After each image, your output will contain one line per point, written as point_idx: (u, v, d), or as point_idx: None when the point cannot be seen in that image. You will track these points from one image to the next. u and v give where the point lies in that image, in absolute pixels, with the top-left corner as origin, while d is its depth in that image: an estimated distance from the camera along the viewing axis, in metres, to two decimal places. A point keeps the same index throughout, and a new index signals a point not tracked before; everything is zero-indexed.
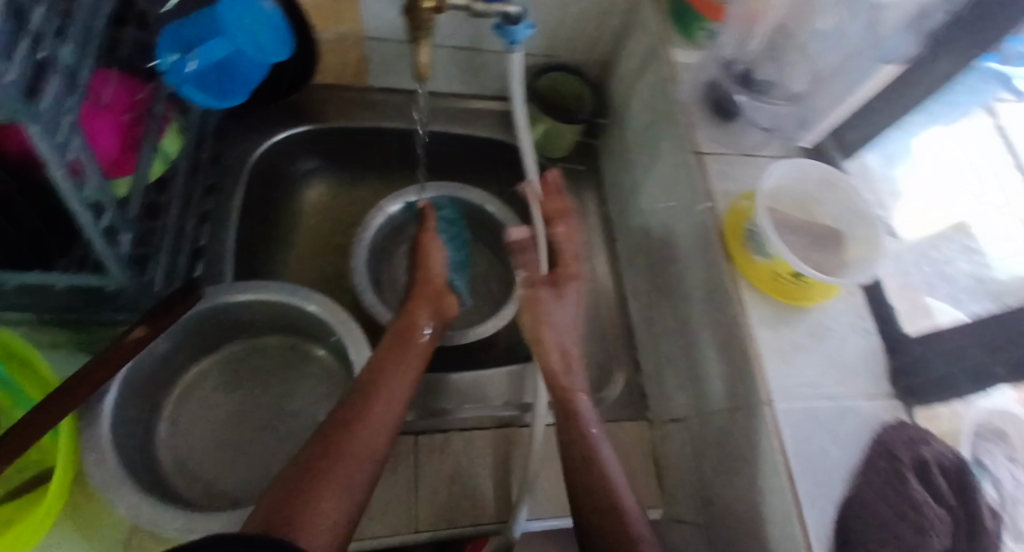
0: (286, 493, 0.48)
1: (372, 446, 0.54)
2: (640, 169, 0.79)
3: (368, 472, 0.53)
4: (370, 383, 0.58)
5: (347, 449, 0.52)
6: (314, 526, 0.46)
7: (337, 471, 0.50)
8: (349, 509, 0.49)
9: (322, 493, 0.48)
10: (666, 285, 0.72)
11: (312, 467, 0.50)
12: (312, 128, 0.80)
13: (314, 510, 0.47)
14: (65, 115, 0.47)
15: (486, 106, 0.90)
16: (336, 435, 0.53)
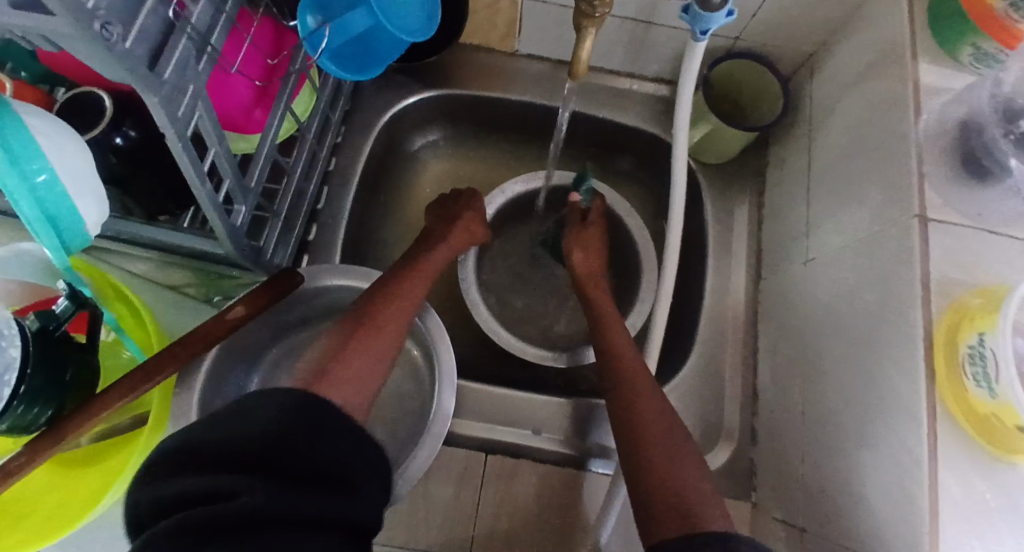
0: (318, 361, 0.49)
1: (396, 332, 0.54)
2: (815, 205, 0.64)
3: (391, 352, 0.53)
4: (400, 275, 0.59)
5: (377, 326, 0.53)
6: (340, 386, 0.47)
7: (364, 348, 0.51)
8: (374, 381, 0.50)
9: (350, 362, 0.49)
10: (815, 364, 0.59)
11: (343, 340, 0.51)
12: (446, 92, 0.75)
13: (342, 374, 0.48)
14: (189, 84, 0.43)
15: (641, 90, 0.78)
16: (364, 314, 0.54)
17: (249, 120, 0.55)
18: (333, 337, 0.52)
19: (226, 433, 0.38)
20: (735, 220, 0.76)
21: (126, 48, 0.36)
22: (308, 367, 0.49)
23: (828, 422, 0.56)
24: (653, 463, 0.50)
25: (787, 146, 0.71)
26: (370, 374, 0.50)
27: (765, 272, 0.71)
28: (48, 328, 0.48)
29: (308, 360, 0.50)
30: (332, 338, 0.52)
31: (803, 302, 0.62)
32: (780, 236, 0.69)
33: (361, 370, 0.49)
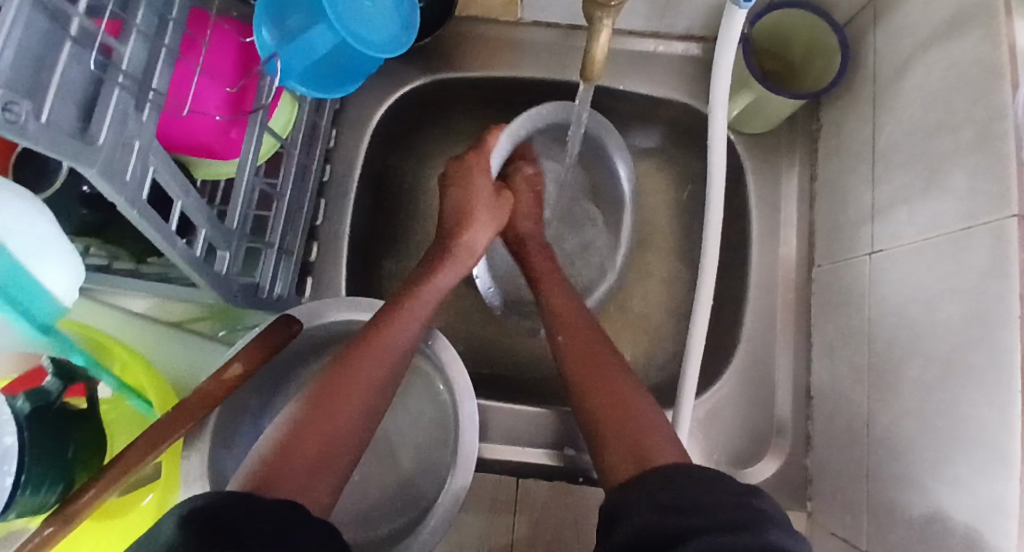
0: (273, 447, 0.41)
1: (365, 403, 0.46)
2: (879, 185, 0.55)
3: (362, 426, 0.46)
4: (375, 326, 0.50)
5: (345, 398, 0.45)
6: (290, 480, 0.39)
7: (329, 426, 0.43)
8: (336, 460, 0.43)
9: (309, 448, 0.41)
10: (881, 374, 0.52)
11: (306, 418, 0.43)
12: (445, 75, 0.67)
13: (297, 465, 0.40)
14: (133, 139, 0.37)
15: (668, 51, 0.68)
16: (331, 380, 0.45)
17: (225, 142, 0.48)
18: (294, 413, 0.44)
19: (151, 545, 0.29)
20: (782, 198, 0.67)
21: (43, 125, 0.30)
22: (260, 454, 0.41)
23: (897, 444, 0.50)
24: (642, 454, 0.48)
25: (845, 111, 0.61)
26: (333, 460, 0.42)
27: (818, 259, 0.63)
28: (41, 406, 0.45)
29: (262, 442, 0.42)
30: (293, 413, 0.44)
31: (866, 301, 0.55)
32: (837, 219, 0.61)
33: (312, 454, 0.41)
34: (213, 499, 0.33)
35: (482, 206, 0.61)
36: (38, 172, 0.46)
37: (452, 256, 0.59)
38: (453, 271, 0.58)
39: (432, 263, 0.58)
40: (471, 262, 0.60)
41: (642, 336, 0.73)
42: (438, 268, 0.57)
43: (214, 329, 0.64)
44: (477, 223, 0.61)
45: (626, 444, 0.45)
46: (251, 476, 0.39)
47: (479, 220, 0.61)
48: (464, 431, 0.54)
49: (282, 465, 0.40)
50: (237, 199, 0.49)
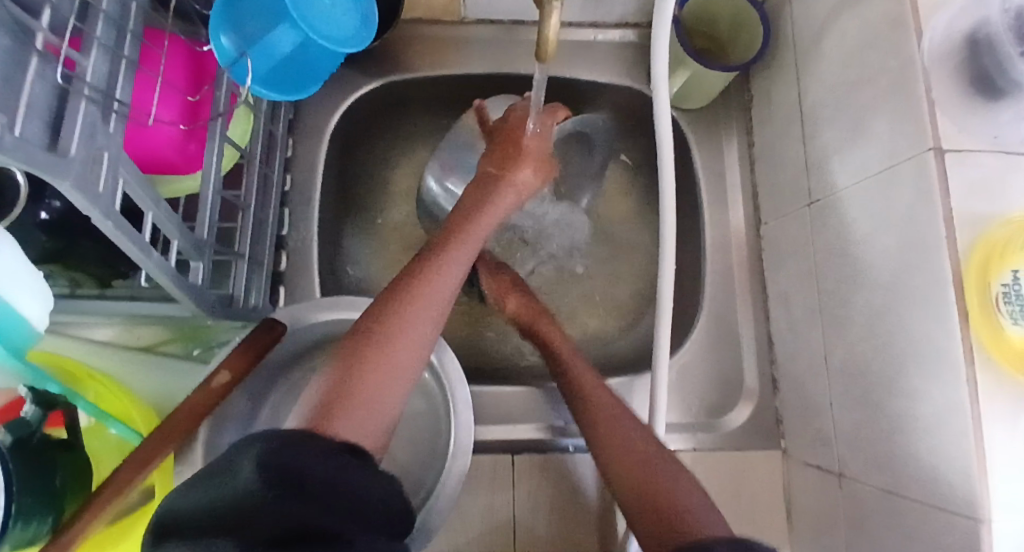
0: (332, 389, 0.41)
1: (418, 345, 0.45)
2: (809, 143, 0.60)
3: (415, 365, 0.45)
4: (420, 270, 0.48)
5: (397, 339, 0.44)
6: (354, 421, 0.39)
7: (383, 367, 0.42)
8: (394, 399, 0.43)
9: (366, 390, 0.41)
10: (833, 312, 0.57)
11: (358, 357, 0.42)
12: (395, 78, 0.69)
13: (356, 408, 0.40)
14: (103, 151, 0.37)
15: (605, 38, 0.72)
16: (379, 322, 0.44)
17: (185, 158, 0.48)
18: (345, 352, 0.43)
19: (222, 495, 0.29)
20: (725, 166, 0.72)
21: (16, 137, 0.29)
22: (318, 394, 0.41)
23: (854, 372, 0.55)
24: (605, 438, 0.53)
25: (772, 80, 0.67)
26: (388, 401, 0.42)
27: (764, 218, 0.68)
28: (23, 438, 0.44)
29: (320, 380, 0.42)
30: (344, 353, 0.43)
31: (812, 247, 0.60)
32: (776, 179, 0.66)
33: (371, 394, 0.41)
34: (284, 447, 0.31)
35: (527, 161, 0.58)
36: None
37: (494, 197, 0.56)
38: (495, 214, 0.56)
39: (477, 208, 0.56)
40: (506, 212, 0.57)
41: (611, 310, 0.76)
42: (483, 212, 0.55)
43: (188, 349, 0.63)
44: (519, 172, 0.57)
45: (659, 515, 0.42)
46: (313, 419, 0.39)
47: (525, 172, 0.57)
48: (458, 413, 0.56)
49: (340, 405, 0.40)
50: (205, 210, 0.49)
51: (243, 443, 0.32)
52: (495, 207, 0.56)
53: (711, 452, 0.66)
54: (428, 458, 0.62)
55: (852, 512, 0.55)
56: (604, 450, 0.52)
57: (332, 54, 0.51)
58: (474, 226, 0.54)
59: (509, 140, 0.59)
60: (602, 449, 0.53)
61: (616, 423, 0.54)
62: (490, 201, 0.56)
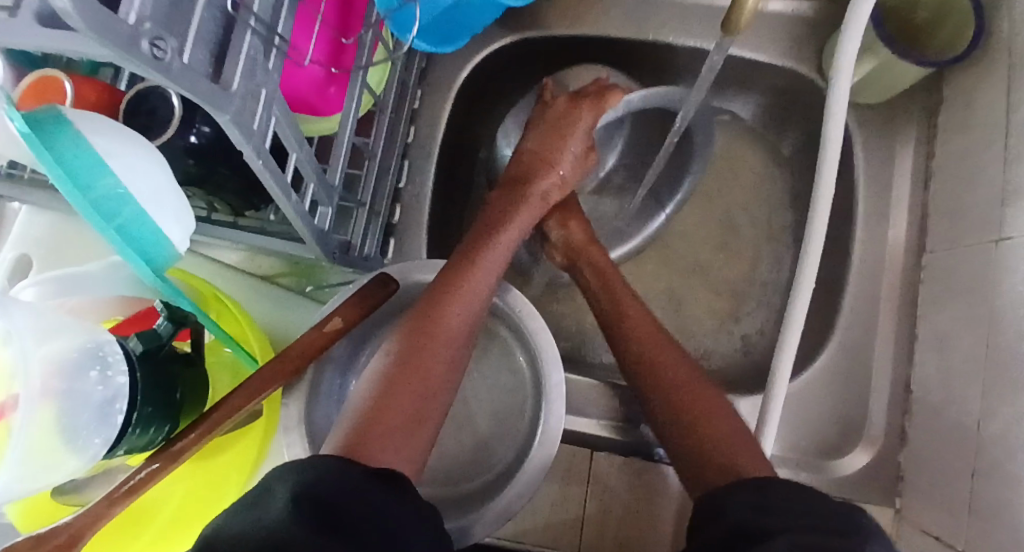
0: (365, 408, 0.42)
1: (449, 359, 0.46)
2: (1013, 164, 0.51)
3: (447, 381, 0.46)
4: (452, 282, 0.49)
5: (429, 355, 0.45)
6: (388, 443, 0.40)
7: (416, 384, 0.44)
8: (426, 416, 0.43)
9: (401, 407, 0.42)
10: (1004, 370, 0.49)
11: (393, 378, 0.44)
12: (534, 35, 0.66)
13: (395, 427, 0.41)
14: (261, 88, 0.36)
15: (774, 9, 0.64)
16: (415, 338, 0.46)
17: (323, 100, 0.47)
18: (383, 371, 0.44)
19: (255, 522, 0.30)
20: (892, 178, 0.63)
21: (185, 65, 0.29)
22: (354, 412, 0.42)
23: (1015, 445, 0.47)
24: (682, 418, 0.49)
25: (977, 83, 0.57)
26: (423, 422, 0.43)
27: (931, 245, 0.60)
28: (152, 349, 0.47)
29: (356, 398, 0.43)
30: (381, 372, 0.44)
31: (992, 290, 0.51)
32: (956, 203, 0.57)
33: (403, 413, 0.42)
34: (324, 482, 0.33)
35: (567, 157, 0.61)
36: (146, 121, 0.46)
37: (524, 203, 0.58)
38: (526, 217, 0.57)
39: (506, 209, 0.57)
40: (541, 211, 0.59)
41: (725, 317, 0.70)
42: (513, 215, 0.56)
43: (301, 285, 0.64)
44: (560, 169, 0.61)
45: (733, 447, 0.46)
46: (345, 438, 0.40)
47: (561, 173, 0.61)
48: (551, 401, 0.53)
49: (374, 425, 0.41)
50: (339, 155, 0.49)
51: (286, 472, 0.34)
52: (525, 210, 0.57)
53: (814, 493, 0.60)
54: (510, 436, 0.60)
55: None
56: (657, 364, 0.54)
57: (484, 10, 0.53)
58: (507, 230, 0.55)
59: (553, 139, 0.61)
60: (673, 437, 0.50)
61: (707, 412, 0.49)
62: (520, 210, 0.57)
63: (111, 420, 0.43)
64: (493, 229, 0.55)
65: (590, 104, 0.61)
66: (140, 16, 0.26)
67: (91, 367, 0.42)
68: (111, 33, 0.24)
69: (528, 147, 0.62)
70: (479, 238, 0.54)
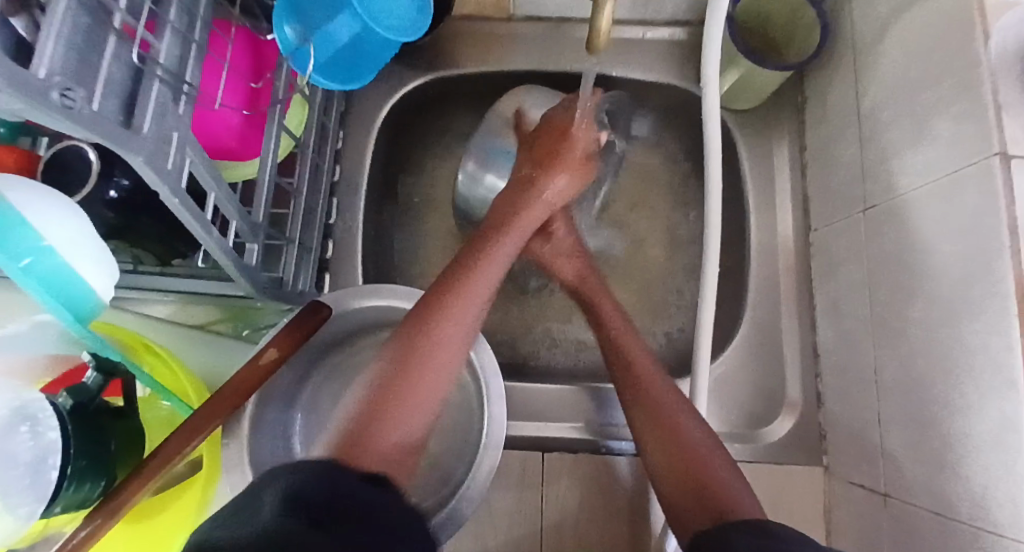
0: (354, 418, 0.43)
1: (443, 377, 0.46)
2: (866, 144, 0.58)
3: (440, 385, 0.46)
4: (449, 295, 0.49)
5: (419, 370, 0.45)
6: (381, 445, 0.41)
7: (408, 402, 0.44)
8: (417, 434, 0.44)
9: (389, 426, 0.42)
10: (886, 322, 0.55)
11: (389, 381, 0.44)
12: (443, 73, 0.71)
13: (385, 443, 0.41)
14: (172, 131, 0.38)
15: (655, 36, 0.72)
16: (406, 352, 0.46)
17: (242, 143, 0.50)
18: (374, 387, 0.44)
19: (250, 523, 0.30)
20: (776, 170, 0.71)
21: (96, 112, 0.32)
22: (344, 424, 0.44)
23: (904, 386, 0.52)
24: (663, 449, 0.49)
25: (829, 82, 0.65)
26: (413, 425, 0.43)
27: (814, 224, 0.67)
28: (81, 402, 0.47)
29: (343, 418, 0.44)
30: (378, 376, 0.45)
31: (865, 254, 0.58)
32: (829, 183, 0.64)
33: (399, 419, 0.43)
34: (305, 484, 0.34)
35: (567, 163, 0.61)
36: (66, 180, 0.48)
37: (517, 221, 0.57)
38: (528, 223, 0.58)
39: (507, 217, 0.57)
40: (541, 218, 0.59)
41: (653, 313, 0.75)
42: (512, 225, 0.56)
43: (236, 329, 0.66)
44: (555, 183, 0.60)
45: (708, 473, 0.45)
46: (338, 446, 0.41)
47: (557, 183, 0.60)
48: (491, 403, 0.56)
49: (371, 425, 0.42)
50: (262, 194, 0.51)
51: (274, 476, 0.35)
52: (522, 221, 0.57)
53: (750, 463, 0.64)
54: (460, 449, 0.62)
55: (898, 533, 0.53)
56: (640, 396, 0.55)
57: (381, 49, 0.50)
58: (508, 239, 0.55)
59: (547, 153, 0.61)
60: (659, 465, 0.49)
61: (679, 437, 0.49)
62: (526, 209, 0.58)
63: (46, 476, 0.43)
64: (493, 238, 0.55)
65: (580, 124, 0.62)
66: (49, 71, 0.28)
67: (21, 423, 0.43)
68: (22, 86, 0.26)
69: (525, 162, 0.62)
70: (479, 248, 0.54)
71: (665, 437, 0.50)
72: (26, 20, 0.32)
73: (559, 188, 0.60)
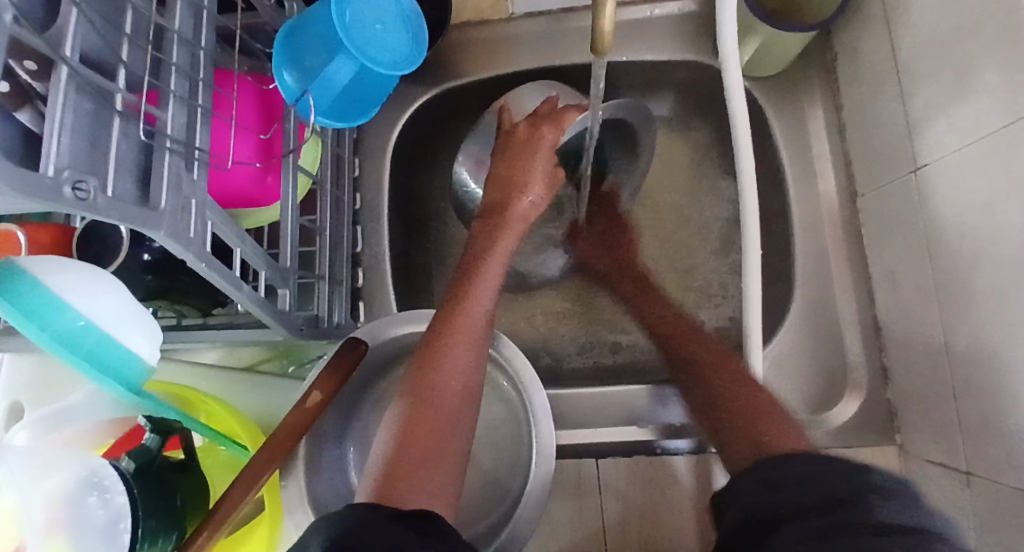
0: (387, 458, 0.42)
1: (466, 390, 0.46)
2: (909, 101, 0.54)
3: (463, 417, 0.45)
4: (450, 314, 0.50)
5: (439, 390, 0.45)
6: (419, 485, 0.39)
7: (435, 436, 0.43)
8: (455, 464, 0.42)
9: (419, 448, 0.42)
10: (951, 291, 0.50)
11: (412, 418, 0.44)
12: (449, 83, 0.69)
13: (421, 481, 0.40)
14: (190, 198, 0.38)
15: (663, 13, 0.68)
16: (426, 373, 0.46)
17: (262, 191, 0.50)
18: (400, 415, 0.44)
19: None
20: (811, 136, 0.66)
21: (109, 197, 0.31)
22: (376, 466, 0.42)
23: (977, 358, 0.48)
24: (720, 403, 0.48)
25: (859, 35, 0.60)
26: (447, 456, 0.42)
27: (859, 190, 0.62)
28: (144, 463, 0.49)
29: (375, 457, 0.43)
30: (399, 416, 0.44)
31: (921, 219, 0.53)
32: (872, 144, 0.60)
33: (431, 456, 0.42)
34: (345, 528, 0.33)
35: (537, 172, 0.58)
36: (100, 251, 0.49)
37: (505, 227, 0.56)
38: (511, 241, 0.56)
39: (487, 235, 0.56)
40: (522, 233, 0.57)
41: (696, 301, 0.72)
42: (495, 239, 0.55)
43: (283, 366, 0.67)
44: (529, 191, 0.58)
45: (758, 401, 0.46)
46: (376, 492, 0.39)
47: (532, 196, 0.58)
48: (538, 418, 0.55)
49: (402, 469, 0.40)
50: (286, 238, 0.51)
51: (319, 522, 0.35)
52: (507, 232, 0.56)
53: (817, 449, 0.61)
54: (514, 464, 0.61)
55: (983, 515, 0.49)
56: (690, 354, 0.55)
57: (387, 80, 0.46)
58: (493, 255, 0.54)
59: (515, 160, 0.59)
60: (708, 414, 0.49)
61: (741, 385, 0.49)
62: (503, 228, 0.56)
63: (118, 540, 0.45)
64: (479, 256, 0.54)
65: (549, 126, 0.60)
66: (58, 166, 0.28)
67: (90, 493, 0.45)
68: (31, 186, 0.26)
69: (497, 171, 0.60)
70: (468, 268, 0.54)
71: (714, 385, 0.50)
72: (31, 112, 0.32)
73: (534, 200, 0.58)
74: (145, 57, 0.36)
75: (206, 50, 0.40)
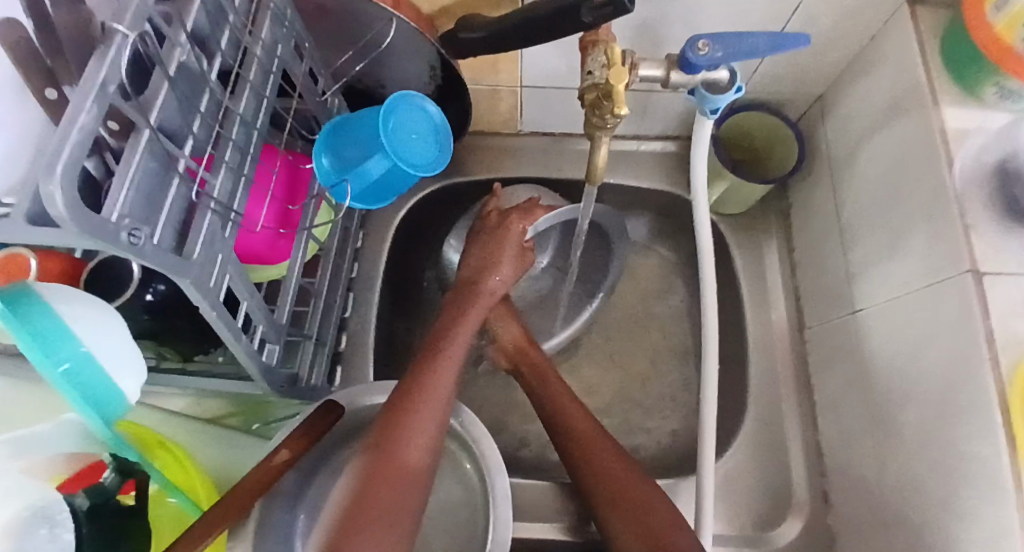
0: (345, 508, 0.45)
1: (427, 448, 0.49)
2: (851, 251, 0.62)
3: (423, 473, 0.48)
4: (422, 370, 0.53)
5: (403, 445, 0.48)
6: (372, 542, 0.42)
7: (391, 493, 0.45)
8: (407, 520, 0.45)
9: (379, 502, 0.44)
10: (882, 422, 0.56)
11: (371, 471, 0.46)
12: (455, 179, 0.76)
13: (373, 538, 0.43)
14: (217, 254, 0.42)
15: (649, 149, 0.78)
16: (391, 427, 0.49)
17: (272, 250, 0.54)
18: (360, 467, 0.47)
19: None
20: (768, 268, 0.75)
21: (155, 245, 0.35)
22: (333, 518, 0.44)
23: (905, 489, 0.52)
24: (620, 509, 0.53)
25: (812, 192, 0.70)
26: (400, 514, 0.45)
27: (809, 321, 0.69)
28: (98, 503, 0.49)
29: (335, 504, 0.45)
30: (359, 467, 0.47)
31: (859, 354, 0.60)
32: (820, 283, 0.67)
33: (387, 513, 0.45)
34: None
35: (508, 257, 0.63)
36: (107, 287, 0.52)
37: (475, 300, 0.61)
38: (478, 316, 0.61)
39: (458, 307, 0.61)
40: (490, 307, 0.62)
41: (656, 407, 0.76)
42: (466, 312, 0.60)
43: (248, 423, 0.68)
44: (498, 273, 0.63)
45: (632, 524, 0.52)
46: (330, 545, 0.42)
47: (501, 277, 0.63)
48: (498, 504, 0.56)
49: (357, 523, 0.43)
50: (286, 297, 0.55)
51: None
52: (475, 305, 0.60)
53: None
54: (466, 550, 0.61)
55: None
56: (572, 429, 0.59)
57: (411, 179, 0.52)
58: (467, 321, 0.59)
59: (491, 246, 0.64)
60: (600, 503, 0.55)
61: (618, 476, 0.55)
62: (476, 301, 0.61)
63: None
64: (455, 319, 0.59)
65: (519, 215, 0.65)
66: (121, 214, 0.33)
67: (42, 525, 0.45)
68: (98, 229, 0.30)
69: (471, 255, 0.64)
70: (443, 330, 0.58)
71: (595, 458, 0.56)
72: (98, 161, 0.38)
73: (504, 280, 0.63)
74: (210, 131, 0.42)
75: (258, 130, 0.46)
